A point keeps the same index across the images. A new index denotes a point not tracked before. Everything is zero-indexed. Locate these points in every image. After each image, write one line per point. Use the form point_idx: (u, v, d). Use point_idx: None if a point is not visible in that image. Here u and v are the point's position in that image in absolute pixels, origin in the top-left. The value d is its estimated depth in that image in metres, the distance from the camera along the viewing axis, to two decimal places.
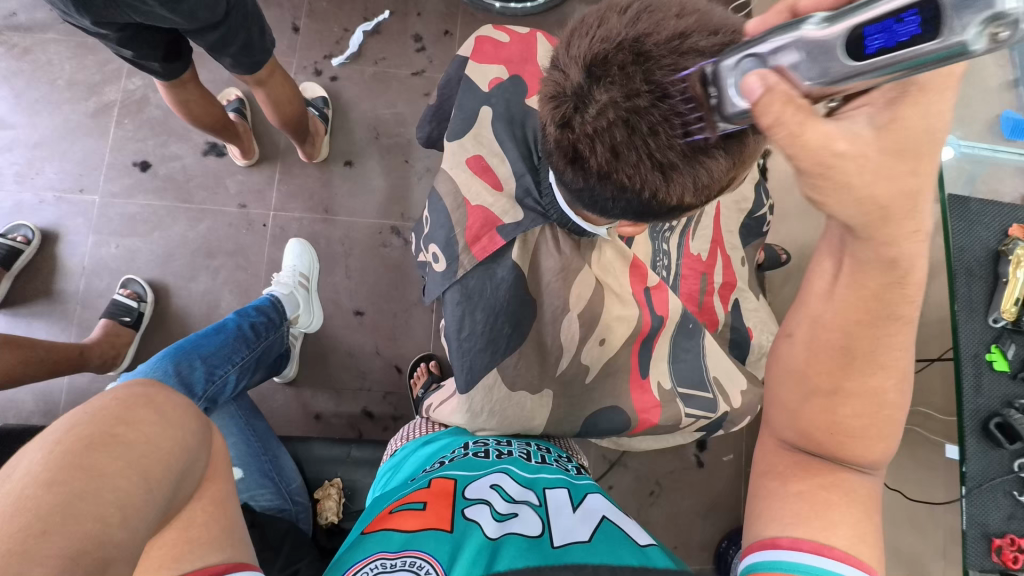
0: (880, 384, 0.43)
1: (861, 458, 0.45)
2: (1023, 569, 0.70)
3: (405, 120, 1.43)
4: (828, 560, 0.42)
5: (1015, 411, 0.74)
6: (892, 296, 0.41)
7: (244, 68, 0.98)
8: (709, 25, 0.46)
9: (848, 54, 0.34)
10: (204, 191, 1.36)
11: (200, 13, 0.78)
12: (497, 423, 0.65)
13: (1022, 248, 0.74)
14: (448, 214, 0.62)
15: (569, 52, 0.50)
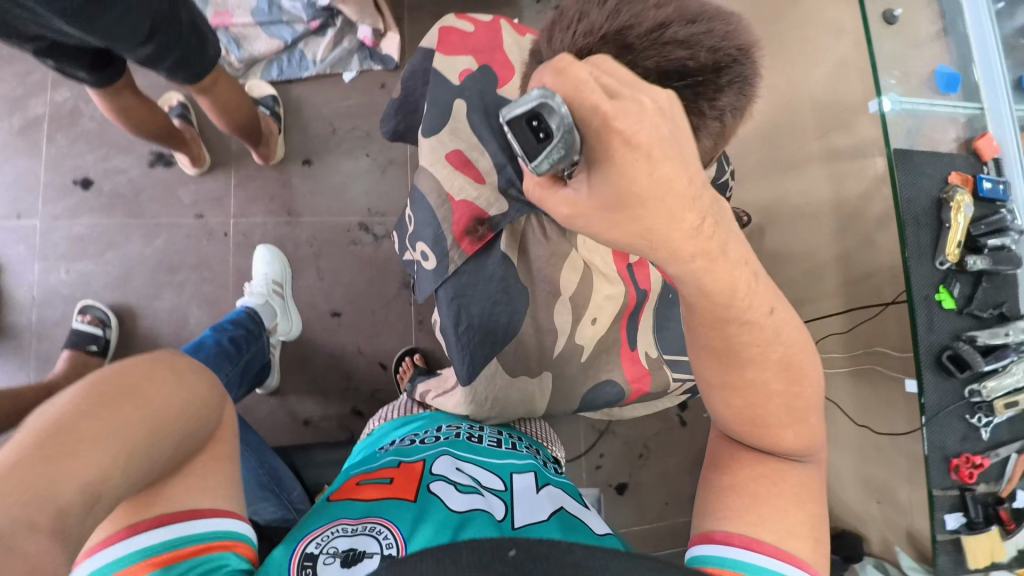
0: (756, 376, 0.46)
1: (773, 441, 0.48)
2: (976, 482, 0.79)
3: (361, 112, 1.39)
4: (760, 556, 0.44)
5: (964, 343, 0.81)
6: (722, 303, 0.45)
7: (185, 79, 0.93)
8: (688, 12, 0.45)
9: (516, 152, 0.43)
10: (156, 204, 1.30)
11: (118, 30, 0.73)
12: (499, 411, 0.66)
13: (961, 194, 0.82)
14: (434, 211, 0.61)
15: (550, 47, 0.48)
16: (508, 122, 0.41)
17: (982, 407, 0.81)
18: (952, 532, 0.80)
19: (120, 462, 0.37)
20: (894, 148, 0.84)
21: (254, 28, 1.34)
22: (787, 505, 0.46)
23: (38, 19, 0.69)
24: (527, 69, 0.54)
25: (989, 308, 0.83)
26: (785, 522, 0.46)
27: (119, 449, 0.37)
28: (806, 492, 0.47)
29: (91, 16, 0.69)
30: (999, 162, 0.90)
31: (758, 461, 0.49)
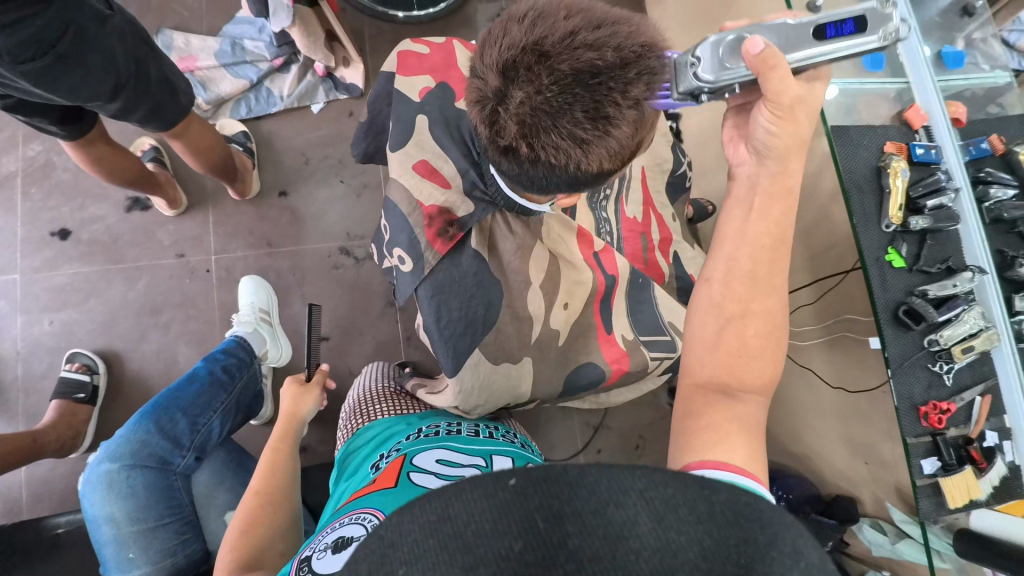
0: (774, 304, 0.54)
1: (751, 379, 0.52)
2: (946, 426, 0.84)
3: (332, 140, 1.43)
4: (733, 473, 0.46)
5: (916, 297, 0.87)
6: (783, 222, 0.55)
7: (156, 126, 0.96)
8: (592, 20, 0.54)
9: (814, 40, 0.52)
10: (135, 248, 1.31)
11: (85, 87, 0.76)
12: (486, 399, 0.70)
13: (896, 161, 0.89)
14: (406, 219, 0.65)
15: (484, 59, 0.56)
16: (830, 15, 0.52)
17: (941, 354, 0.86)
18: (930, 476, 0.85)
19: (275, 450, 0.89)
20: (832, 126, 0.91)
21: (219, 70, 1.41)
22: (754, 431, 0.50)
23: (4, 83, 0.71)
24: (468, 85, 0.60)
25: (937, 264, 0.88)
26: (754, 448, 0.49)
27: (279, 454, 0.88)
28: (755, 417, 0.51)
29: (57, 78, 0.72)
30: (929, 130, 0.94)
31: (726, 405, 0.51)
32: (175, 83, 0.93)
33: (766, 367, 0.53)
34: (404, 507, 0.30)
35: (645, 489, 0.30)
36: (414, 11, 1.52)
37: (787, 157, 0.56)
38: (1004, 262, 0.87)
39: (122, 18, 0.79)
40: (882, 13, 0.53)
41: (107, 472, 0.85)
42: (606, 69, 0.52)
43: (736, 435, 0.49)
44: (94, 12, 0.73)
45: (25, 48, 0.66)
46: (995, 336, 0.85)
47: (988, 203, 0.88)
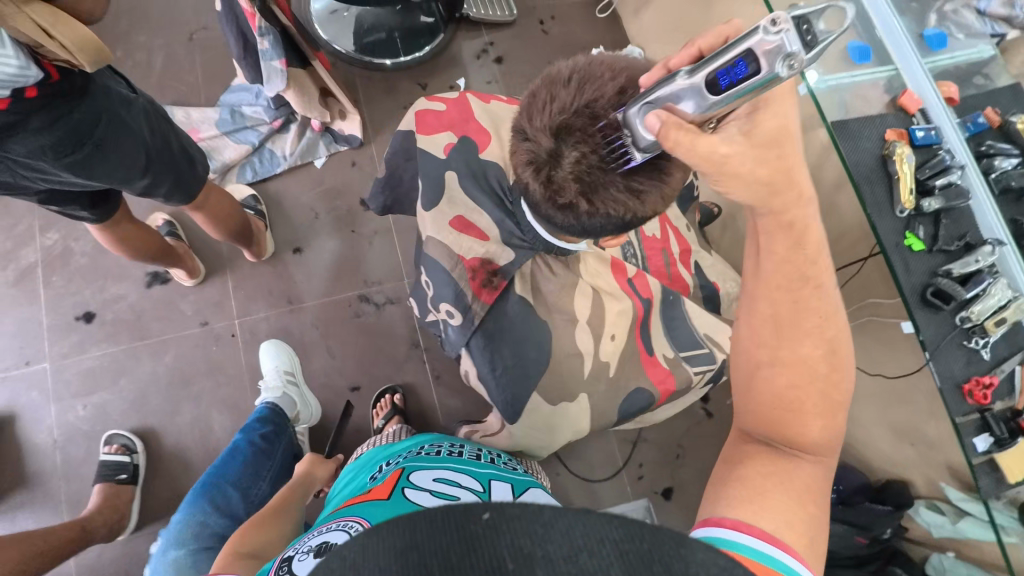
0: (810, 350, 0.52)
1: (800, 438, 0.52)
2: (992, 402, 0.83)
3: (339, 191, 1.46)
4: (751, 538, 0.46)
5: (942, 278, 0.88)
6: (801, 258, 0.52)
7: (179, 200, 0.98)
8: (638, 77, 0.58)
9: (710, 91, 0.47)
10: (159, 322, 1.33)
11: (124, 169, 0.80)
12: (548, 437, 0.74)
13: (899, 147, 0.91)
14: (449, 273, 0.68)
15: (533, 122, 0.59)
16: (716, 61, 0.46)
17: (974, 330, 0.86)
18: (985, 453, 0.84)
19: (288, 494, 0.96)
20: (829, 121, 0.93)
21: (221, 138, 1.44)
22: (790, 495, 0.49)
23: (45, 177, 0.75)
24: (514, 146, 0.63)
25: (955, 242, 0.89)
26: (791, 509, 0.48)
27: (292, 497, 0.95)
28: (804, 482, 0.50)
29: (91, 165, 0.76)
30: (925, 112, 0.96)
31: (772, 457, 0.52)
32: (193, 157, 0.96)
33: (811, 420, 0.51)
34: (377, 527, 0.32)
35: (620, 542, 0.30)
36: (401, 57, 1.59)
37: (774, 198, 0.50)
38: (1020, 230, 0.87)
39: (145, 100, 0.83)
40: (778, 32, 0.43)
41: (174, 558, 0.91)
42: None
43: (774, 490, 0.49)
44: (123, 98, 0.77)
45: (65, 142, 0.70)
46: None
47: (994, 175, 0.89)
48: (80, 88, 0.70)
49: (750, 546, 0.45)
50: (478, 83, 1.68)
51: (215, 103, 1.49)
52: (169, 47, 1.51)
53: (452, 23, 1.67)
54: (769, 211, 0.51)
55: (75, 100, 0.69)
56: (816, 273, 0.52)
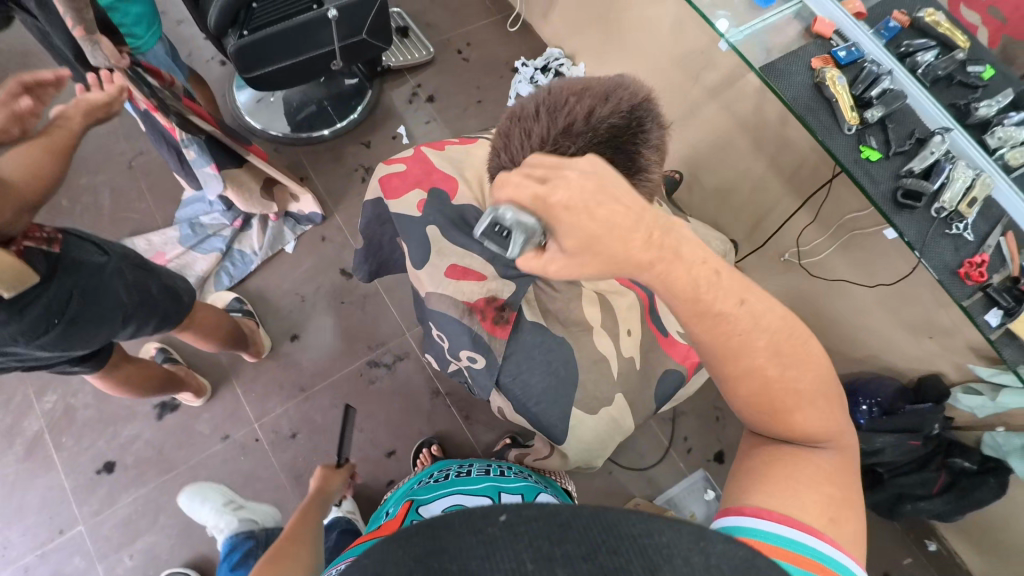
0: (759, 363, 0.45)
1: (798, 434, 0.45)
2: (987, 277, 0.86)
3: (318, 268, 1.48)
4: (768, 522, 0.41)
5: (907, 178, 0.91)
6: (692, 304, 0.44)
7: (169, 323, 0.98)
8: (599, 95, 0.60)
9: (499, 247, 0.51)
10: (181, 449, 1.31)
11: (108, 322, 0.83)
12: (601, 449, 0.76)
13: (828, 72, 0.94)
14: (461, 322, 0.68)
15: (513, 159, 0.61)
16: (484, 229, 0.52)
17: (952, 217, 0.89)
18: (999, 326, 0.87)
19: (312, 506, 0.95)
20: (759, 68, 1.01)
21: (187, 253, 1.44)
22: (808, 484, 0.43)
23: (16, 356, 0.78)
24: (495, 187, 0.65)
25: (908, 140, 0.91)
26: (809, 497, 0.43)
27: (312, 511, 0.94)
28: (823, 472, 0.44)
29: (70, 336, 0.79)
30: (840, 32, 0.99)
31: (774, 450, 0.46)
32: (178, 283, 0.97)
33: (806, 411, 0.45)
34: (398, 535, 0.33)
35: (639, 535, 0.30)
36: (337, 123, 1.63)
37: (632, 272, 0.44)
38: (960, 113, 0.91)
39: (120, 257, 0.83)
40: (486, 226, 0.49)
41: None
42: (620, 138, 0.58)
43: (786, 483, 0.43)
44: (93, 268, 0.78)
45: (36, 326, 0.73)
46: (989, 179, 0.87)
47: (921, 70, 0.93)
48: (44, 273, 0.72)
49: (779, 537, 0.41)
50: (417, 126, 1.71)
51: (172, 221, 1.49)
52: (114, 181, 1.51)
53: (376, 78, 1.71)
54: (637, 276, 0.44)
55: (39, 286, 0.72)
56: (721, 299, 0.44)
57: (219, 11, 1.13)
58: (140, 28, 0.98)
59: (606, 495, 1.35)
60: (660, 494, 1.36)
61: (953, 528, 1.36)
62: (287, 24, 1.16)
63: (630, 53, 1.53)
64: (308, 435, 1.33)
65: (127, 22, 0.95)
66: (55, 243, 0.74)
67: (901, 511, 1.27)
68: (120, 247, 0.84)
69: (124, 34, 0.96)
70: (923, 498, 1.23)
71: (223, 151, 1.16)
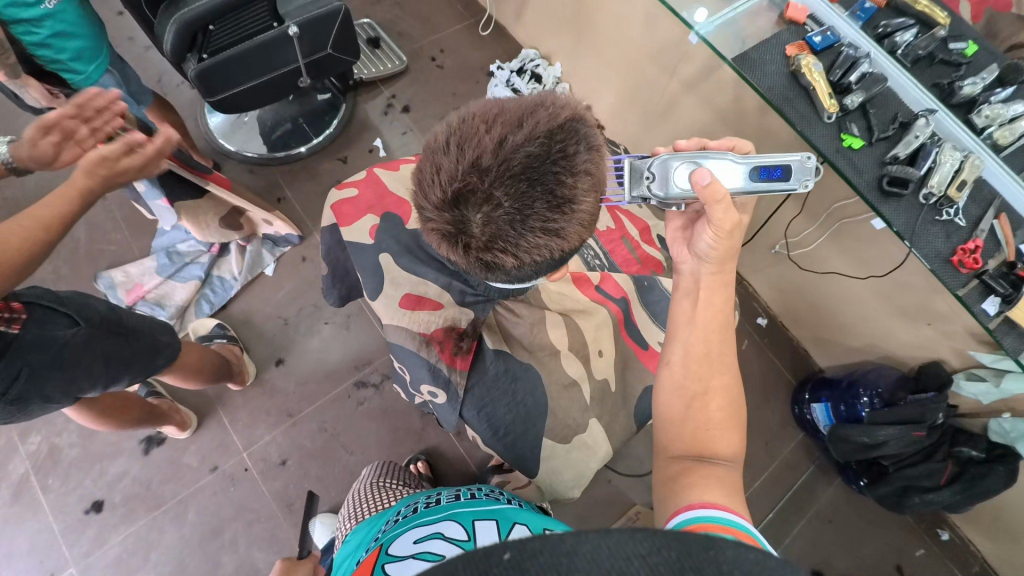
0: (726, 382, 0.60)
1: (722, 452, 0.57)
2: (982, 264, 0.82)
3: (300, 290, 1.45)
4: (721, 510, 0.49)
5: (891, 165, 0.86)
6: (719, 317, 0.63)
7: (140, 374, 0.94)
8: (512, 121, 0.56)
9: (750, 179, 0.62)
10: (170, 483, 1.28)
11: (63, 391, 0.83)
12: (578, 478, 0.73)
13: (802, 58, 0.90)
14: (420, 354, 0.65)
15: (429, 198, 0.59)
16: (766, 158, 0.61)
17: (941, 203, 0.85)
18: (997, 314, 0.83)
19: None
20: (732, 58, 0.96)
21: (166, 283, 1.42)
22: (734, 489, 0.53)
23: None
24: (423, 223, 0.63)
25: (891, 125, 0.87)
26: (737, 497, 0.52)
27: None
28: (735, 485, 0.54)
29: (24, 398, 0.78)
30: (814, 17, 0.95)
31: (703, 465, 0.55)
32: (152, 327, 0.95)
33: (732, 435, 0.58)
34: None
35: (647, 554, 0.30)
36: (313, 140, 1.60)
37: (719, 263, 0.64)
38: (943, 93, 0.88)
39: (91, 326, 0.82)
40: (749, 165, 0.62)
41: None
42: (536, 168, 0.55)
43: (716, 481, 0.53)
44: (54, 342, 0.78)
45: None
46: (978, 160, 0.84)
47: (901, 51, 0.89)
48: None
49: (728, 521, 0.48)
50: (394, 137, 1.68)
51: (149, 251, 1.46)
52: (88, 212, 1.48)
53: (349, 91, 1.68)
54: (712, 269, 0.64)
55: None
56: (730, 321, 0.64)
57: (174, 35, 1.07)
58: (79, 64, 0.99)
59: (606, 504, 1.32)
60: None
61: (962, 518, 1.32)
62: (247, 44, 1.13)
63: (605, 50, 1.50)
64: (298, 461, 1.31)
65: (62, 58, 0.96)
66: (15, 322, 0.74)
67: (910, 504, 1.22)
68: (93, 312, 0.83)
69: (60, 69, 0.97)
70: (930, 491, 1.19)
71: (179, 185, 1.11)
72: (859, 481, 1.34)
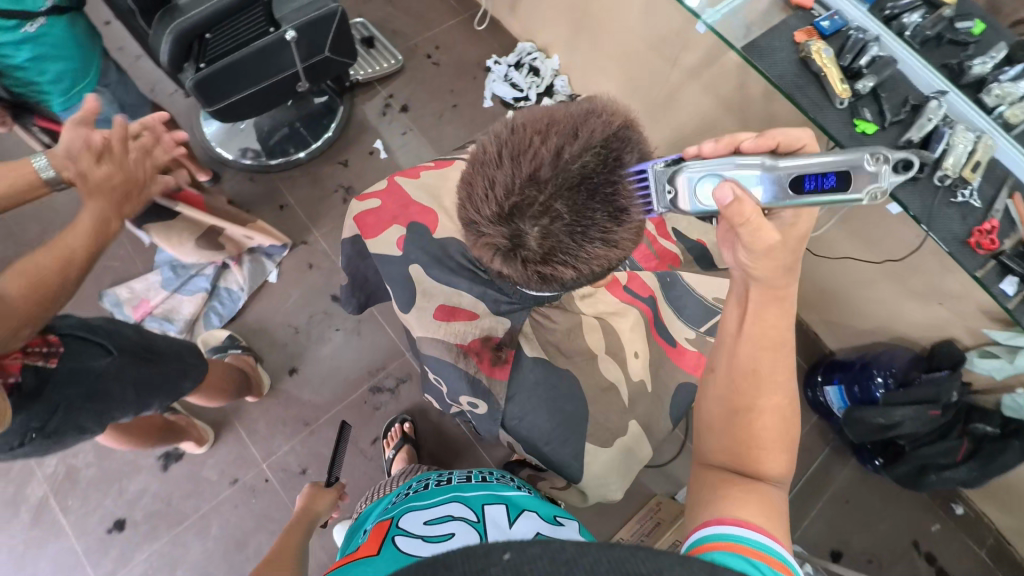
0: (778, 402, 0.55)
1: (767, 469, 0.53)
2: (999, 244, 0.83)
3: (309, 297, 1.44)
4: (752, 529, 0.46)
5: (906, 149, 0.86)
6: (770, 334, 0.56)
7: (167, 399, 0.93)
8: (567, 130, 0.56)
9: (794, 187, 0.51)
10: (191, 497, 1.27)
11: (97, 421, 0.81)
12: (622, 482, 0.74)
13: (812, 45, 0.89)
14: (456, 366, 0.66)
15: (480, 212, 0.59)
16: (812, 159, 0.51)
17: (956, 184, 0.85)
18: (1016, 295, 0.83)
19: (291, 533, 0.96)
20: (741, 47, 0.95)
21: (172, 297, 1.40)
22: (773, 510, 0.50)
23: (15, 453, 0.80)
24: (469, 234, 0.63)
25: (903, 108, 0.87)
26: (773, 518, 0.49)
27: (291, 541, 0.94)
28: (775, 505, 0.50)
29: (60, 435, 0.77)
30: (820, 3, 0.94)
31: (743, 482, 0.52)
32: (180, 350, 0.96)
33: (778, 457, 0.53)
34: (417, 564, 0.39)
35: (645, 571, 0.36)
36: (312, 144, 1.58)
37: (773, 277, 0.56)
38: (953, 73, 0.87)
39: (124, 355, 0.83)
40: (786, 170, 0.51)
41: None
42: (595, 178, 0.55)
43: (752, 499, 0.50)
44: (92, 371, 0.78)
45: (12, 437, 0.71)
46: (990, 140, 0.84)
47: (908, 32, 0.89)
48: (32, 389, 0.71)
49: (754, 542, 0.46)
50: (394, 137, 1.66)
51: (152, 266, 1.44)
52: None
53: (346, 92, 1.65)
54: (760, 287, 0.57)
55: (25, 406, 0.70)
56: (790, 341, 0.57)
57: (170, 46, 1.04)
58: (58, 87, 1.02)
59: (626, 495, 1.33)
60: (681, 490, 1.33)
61: (977, 493, 1.34)
62: (245, 51, 1.11)
63: (605, 39, 1.48)
64: (318, 469, 1.30)
65: (40, 80, 0.99)
66: (53, 357, 0.73)
67: (927, 482, 1.24)
68: (123, 340, 0.84)
69: (35, 90, 1.00)
70: (946, 468, 1.20)
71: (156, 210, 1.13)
72: (875, 460, 1.36)
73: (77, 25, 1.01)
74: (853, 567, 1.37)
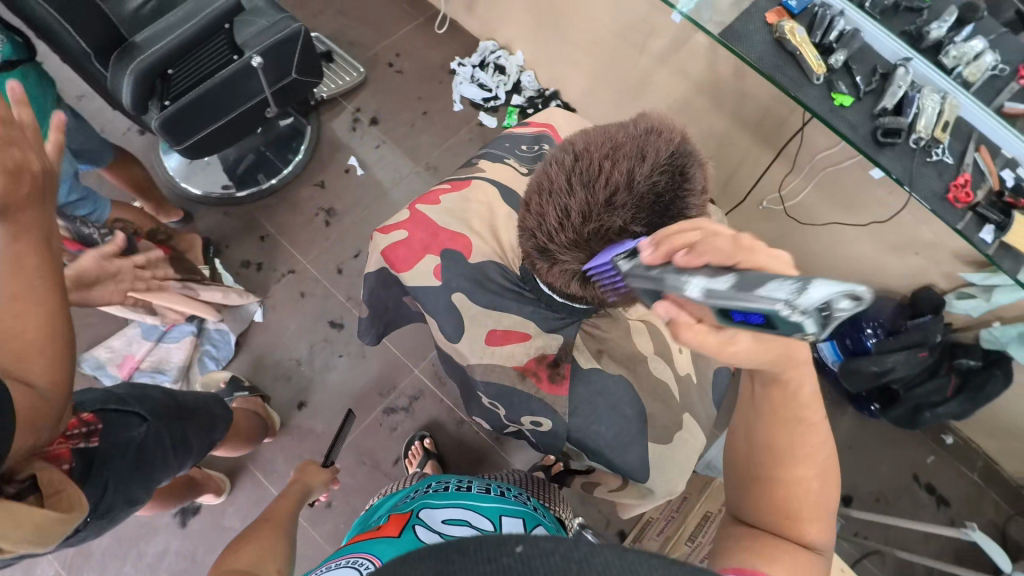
0: (803, 472, 0.50)
1: (797, 532, 0.50)
2: (974, 198, 0.87)
3: (307, 326, 1.41)
4: None
5: (882, 117, 0.90)
6: (790, 408, 0.51)
7: (197, 455, 0.90)
8: (635, 152, 0.57)
9: (721, 318, 0.41)
10: (216, 549, 1.23)
11: (149, 489, 0.79)
12: (683, 475, 0.77)
13: (785, 25, 0.92)
14: (520, 387, 0.71)
15: (556, 241, 0.60)
16: (734, 299, 0.39)
17: (929, 145, 0.89)
18: (994, 241, 0.88)
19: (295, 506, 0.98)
20: (720, 32, 0.97)
21: (156, 347, 1.34)
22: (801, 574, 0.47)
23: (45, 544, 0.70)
24: (536, 257, 0.65)
25: (873, 78, 0.91)
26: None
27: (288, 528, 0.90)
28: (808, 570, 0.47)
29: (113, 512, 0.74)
30: None
31: (770, 543, 0.49)
32: (207, 402, 0.94)
33: (811, 522, 0.50)
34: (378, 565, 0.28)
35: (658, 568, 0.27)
36: (283, 170, 1.53)
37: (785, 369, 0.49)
38: (913, 38, 0.88)
39: (158, 420, 0.81)
40: (709, 303, 0.41)
41: None
42: (667, 198, 0.56)
43: (780, 563, 0.47)
44: (129, 441, 0.76)
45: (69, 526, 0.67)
46: (954, 101, 0.88)
47: (868, 4, 0.88)
48: (83, 470, 0.68)
49: None
50: (367, 152, 1.63)
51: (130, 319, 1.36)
52: None
53: (311, 111, 1.60)
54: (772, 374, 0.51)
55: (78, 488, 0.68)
56: (816, 413, 0.51)
57: (134, 87, 0.99)
58: None
59: None
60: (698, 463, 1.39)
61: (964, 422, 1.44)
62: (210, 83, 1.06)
63: (568, 30, 1.49)
64: (343, 500, 1.28)
65: None
66: (93, 434, 0.71)
67: (923, 419, 1.34)
68: (154, 404, 0.82)
69: None
70: (939, 404, 1.29)
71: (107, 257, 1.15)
72: (871, 406, 1.44)
73: (30, 77, 0.94)
74: (864, 508, 1.45)
